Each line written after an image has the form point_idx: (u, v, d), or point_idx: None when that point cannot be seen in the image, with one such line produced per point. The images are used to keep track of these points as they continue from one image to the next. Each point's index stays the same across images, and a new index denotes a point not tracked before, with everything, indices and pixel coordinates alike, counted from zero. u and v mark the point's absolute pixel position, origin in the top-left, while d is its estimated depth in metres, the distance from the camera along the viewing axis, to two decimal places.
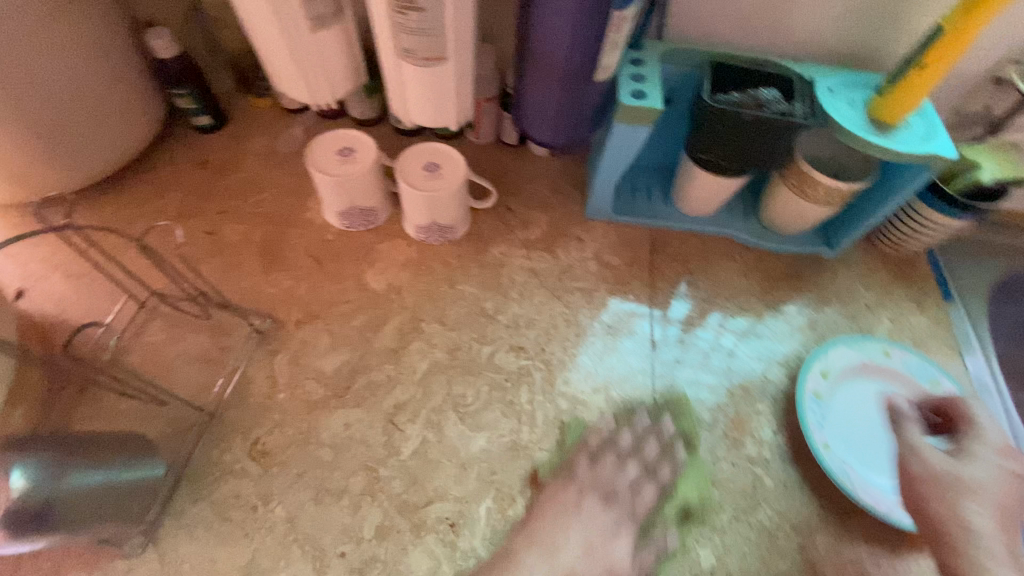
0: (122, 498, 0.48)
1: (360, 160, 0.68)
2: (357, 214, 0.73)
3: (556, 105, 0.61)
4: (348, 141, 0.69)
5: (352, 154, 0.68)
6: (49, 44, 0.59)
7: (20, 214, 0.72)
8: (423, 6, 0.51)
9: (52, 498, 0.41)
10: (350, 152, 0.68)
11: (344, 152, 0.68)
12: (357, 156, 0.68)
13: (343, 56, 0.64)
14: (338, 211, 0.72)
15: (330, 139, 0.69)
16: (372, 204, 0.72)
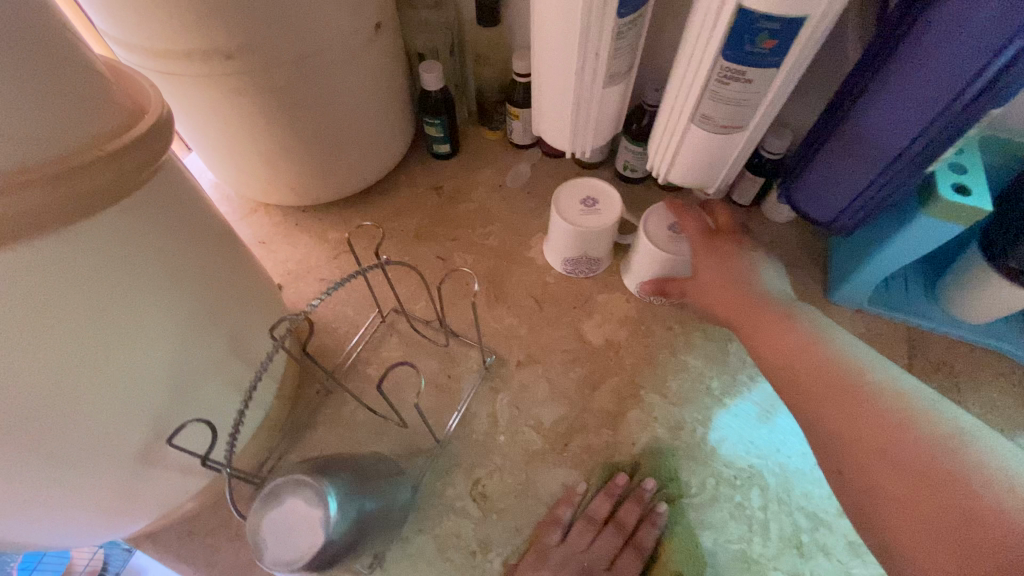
0: (387, 524, 0.48)
1: (605, 212, 0.67)
2: (582, 262, 0.72)
3: (856, 188, 0.55)
4: (591, 190, 0.68)
5: (600, 206, 0.67)
6: (353, 75, 0.65)
7: (282, 216, 0.81)
8: (751, 78, 0.48)
9: (357, 525, 0.41)
10: (594, 203, 0.67)
11: (588, 202, 0.68)
12: (603, 209, 0.67)
13: (614, 109, 0.63)
14: (566, 258, 0.71)
15: (576, 187, 0.69)
16: (599, 255, 0.71)
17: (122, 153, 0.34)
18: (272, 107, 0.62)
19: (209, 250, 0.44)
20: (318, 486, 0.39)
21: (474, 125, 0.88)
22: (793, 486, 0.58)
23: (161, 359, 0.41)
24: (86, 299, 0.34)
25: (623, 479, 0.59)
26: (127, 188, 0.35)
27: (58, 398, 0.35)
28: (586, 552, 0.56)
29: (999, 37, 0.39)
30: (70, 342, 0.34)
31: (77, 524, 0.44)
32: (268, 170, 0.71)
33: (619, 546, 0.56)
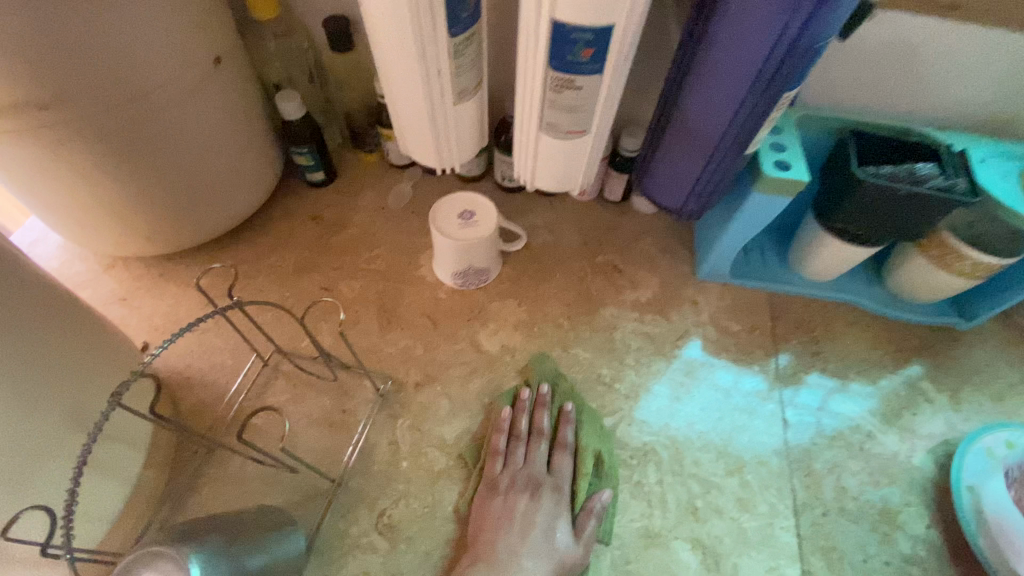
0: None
1: (482, 223, 0.68)
2: (471, 274, 0.72)
3: (693, 175, 0.60)
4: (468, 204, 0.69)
5: (477, 217, 0.68)
6: (198, 112, 0.61)
7: (146, 267, 0.75)
8: (581, 85, 0.51)
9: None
10: (472, 215, 0.68)
11: (466, 214, 0.68)
12: (482, 220, 0.68)
13: (474, 123, 0.65)
14: (454, 272, 0.72)
15: (453, 201, 0.69)
16: (486, 264, 0.72)
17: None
18: (108, 154, 0.57)
19: (32, 320, 0.40)
20: (179, 556, 0.36)
21: (350, 150, 0.87)
22: (685, 456, 0.62)
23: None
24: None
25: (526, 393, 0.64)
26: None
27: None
28: (525, 466, 0.59)
29: (771, 28, 0.45)
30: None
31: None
32: (118, 221, 0.66)
33: (547, 450, 0.60)
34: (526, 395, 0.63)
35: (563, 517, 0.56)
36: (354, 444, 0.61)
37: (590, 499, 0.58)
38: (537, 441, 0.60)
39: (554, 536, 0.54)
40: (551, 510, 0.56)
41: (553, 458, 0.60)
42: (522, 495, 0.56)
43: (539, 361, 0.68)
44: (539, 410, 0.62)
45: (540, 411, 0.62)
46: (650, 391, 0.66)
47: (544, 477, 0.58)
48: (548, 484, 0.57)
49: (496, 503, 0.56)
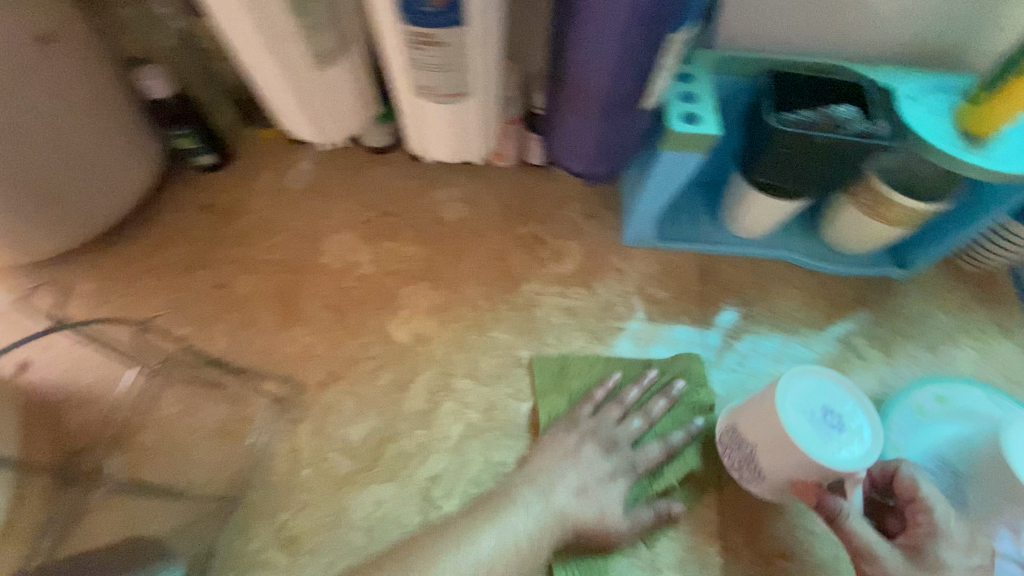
0: None
1: (835, 449, 0.46)
2: (745, 460, 0.52)
3: (593, 138, 0.54)
4: (859, 423, 0.48)
5: (853, 440, 0.47)
6: (28, 99, 0.53)
7: (26, 275, 0.69)
8: (443, 40, 0.45)
9: None
10: (842, 425, 0.47)
11: (830, 417, 0.47)
12: (862, 458, 0.46)
13: (350, 88, 0.58)
14: (732, 433, 0.53)
15: (813, 384, 0.49)
16: (775, 475, 0.50)
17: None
18: None
19: None
20: None
21: (245, 127, 0.79)
22: None
23: None
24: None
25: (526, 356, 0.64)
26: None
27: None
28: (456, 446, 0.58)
29: None
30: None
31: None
32: None
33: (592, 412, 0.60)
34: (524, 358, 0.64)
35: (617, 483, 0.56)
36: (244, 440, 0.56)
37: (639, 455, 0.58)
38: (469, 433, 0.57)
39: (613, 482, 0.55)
40: (592, 462, 0.56)
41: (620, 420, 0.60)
42: (576, 437, 0.57)
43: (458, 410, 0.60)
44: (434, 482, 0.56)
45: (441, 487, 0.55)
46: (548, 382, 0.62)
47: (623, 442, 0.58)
48: (587, 431, 0.58)
49: (566, 443, 0.57)
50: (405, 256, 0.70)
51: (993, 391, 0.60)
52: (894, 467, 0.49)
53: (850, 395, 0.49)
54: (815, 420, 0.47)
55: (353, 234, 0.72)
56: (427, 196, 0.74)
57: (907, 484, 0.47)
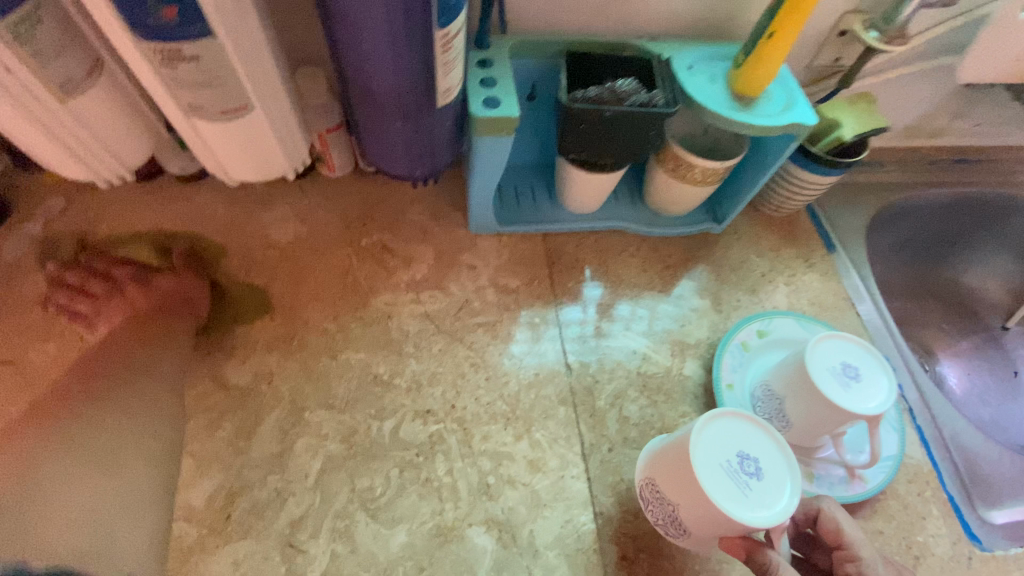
0: None
1: (755, 503, 0.45)
2: (670, 518, 0.50)
3: (401, 138, 0.53)
4: (775, 469, 0.47)
5: (769, 488, 0.46)
6: None
7: None
8: (194, 54, 0.40)
9: None
10: (758, 474, 0.46)
11: (745, 466, 0.47)
12: (784, 508, 0.45)
13: (119, 117, 0.52)
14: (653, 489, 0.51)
15: (727, 432, 0.48)
16: (700, 531, 0.48)
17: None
18: None
19: None
20: None
21: (21, 174, 0.68)
22: (471, 433, 0.59)
23: None
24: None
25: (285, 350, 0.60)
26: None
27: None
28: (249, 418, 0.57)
29: None
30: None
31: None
32: None
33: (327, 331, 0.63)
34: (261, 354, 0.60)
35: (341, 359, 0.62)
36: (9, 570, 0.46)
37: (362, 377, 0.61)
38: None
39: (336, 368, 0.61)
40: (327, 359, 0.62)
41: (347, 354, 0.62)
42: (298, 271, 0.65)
43: (314, 442, 0.57)
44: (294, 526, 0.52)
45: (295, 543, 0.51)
46: (406, 390, 0.61)
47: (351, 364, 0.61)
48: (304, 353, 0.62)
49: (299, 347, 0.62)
50: (236, 290, 0.65)
51: (799, 318, 0.69)
52: (815, 511, 0.52)
53: (760, 436, 0.49)
54: (730, 475, 0.46)
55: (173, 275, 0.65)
56: (254, 219, 0.70)
57: (830, 528, 0.50)
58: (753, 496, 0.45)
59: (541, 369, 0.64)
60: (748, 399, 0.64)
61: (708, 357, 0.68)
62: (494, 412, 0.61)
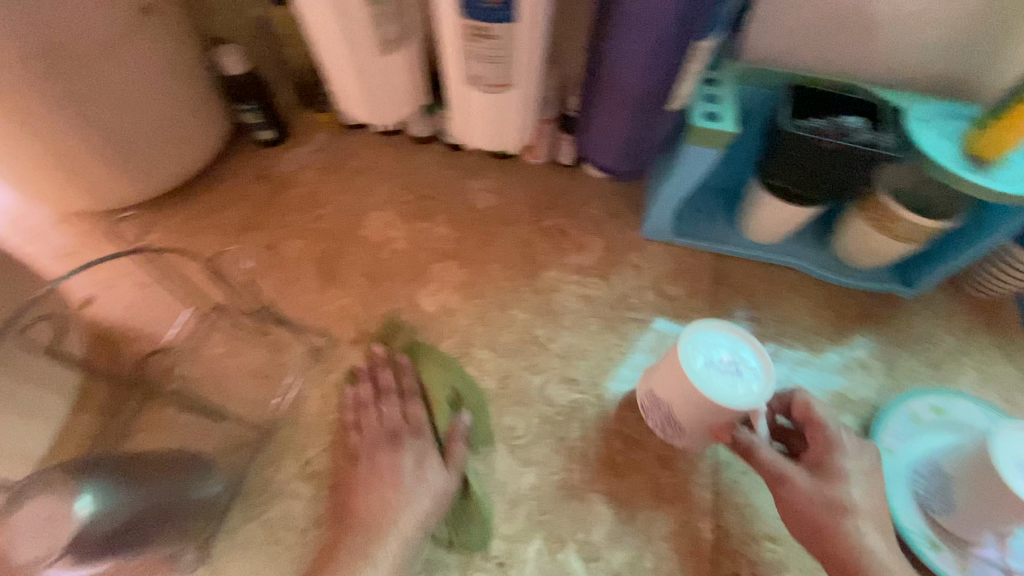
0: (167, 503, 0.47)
1: (742, 388, 0.49)
2: (666, 419, 0.56)
3: (621, 133, 0.60)
4: (730, 375, 0.50)
5: (751, 387, 0.49)
6: (126, 65, 0.61)
7: (97, 222, 0.76)
8: (497, 34, 0.50)
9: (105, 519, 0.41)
10: (733, 370, 0.50)
11: (728, 366, 0.50)
12: (761, 395, 0.49)
13: (405, 79, 0.64)
14: (652, 400, 0.56)
15: (705, 338, 0.51)
16: (691, 428, 0.54)
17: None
18: (36, 104, 0.58)
19: None
20: (70, 490, 0.40)
21: (300, 110, 0.86)
22: (611, 412, 0.63)
23: None
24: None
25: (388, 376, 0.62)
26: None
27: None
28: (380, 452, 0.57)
29: None
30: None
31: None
32: (58, 173, 0.66)
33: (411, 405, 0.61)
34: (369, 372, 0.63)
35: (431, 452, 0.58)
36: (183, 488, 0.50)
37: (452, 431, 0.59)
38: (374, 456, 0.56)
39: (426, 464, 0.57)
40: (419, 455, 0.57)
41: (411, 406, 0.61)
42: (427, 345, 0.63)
43: (475, 377, 0.64)
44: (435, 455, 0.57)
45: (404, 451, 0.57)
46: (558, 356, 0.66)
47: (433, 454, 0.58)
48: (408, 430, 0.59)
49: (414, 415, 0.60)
50: (437, 236, 0.76)
51: (988, 407, 0.63)
52: (791, 397, 0.55)
53: (723, 329, 0.52)
54: (721, 374, 0.49)
55: (393, 212, 0.78)
56: (461, 182, 0.81)
57: (802, 409, 0.53)
58: (738, 391, 0.49)
59: None
60: (906, 471, 0.60)
61: (868, 417, 0.66)
62: (636, 402, 0.64)
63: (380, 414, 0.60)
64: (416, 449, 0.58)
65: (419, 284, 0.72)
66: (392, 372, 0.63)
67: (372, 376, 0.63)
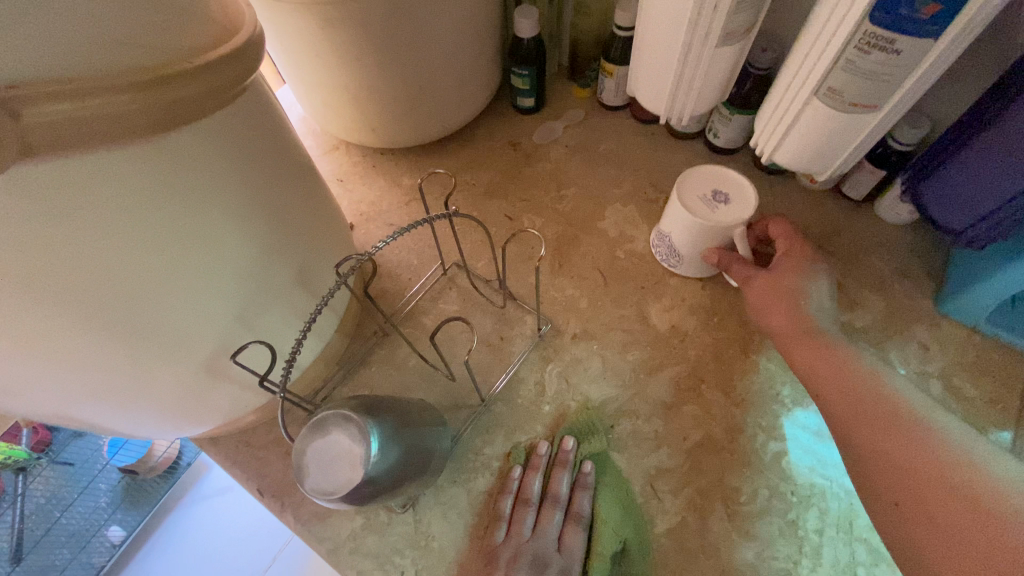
0: (421, 460, 0.46)
1: (724, 214, 0.59)
2: (670, 250, 0.65)
3: (1006, 192, 0.49)
4: (740, 198, 0.59)
5: (737, 210, 0.59)
6: (447, 16, 0.62)
7: (361, 155, 0.81)
8: (900, 48, 0.41)
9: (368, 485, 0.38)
10: (726, 201, 0.60)
11: (716, 196, 0.60)
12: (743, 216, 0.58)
13: (722, 74, 0.57)
14: (658, 232, 0.66)
15: (706, 177, 0.61)
16: (689, 255, 0.64)
17: (184, 78, 0.33)
18: (365, 42, 0.60)
19: (293, 200, 0.46)
20: (363, 426, 0.39)
21: (563, 82, 0.83)
22: (858, 514, 0.53)
23: (219, 287, 0.42)
24: (135, 192, 0.33)
25: (544, 447, 0.57)
26: (192, 114, 0.34)
27: (149, 293, 0.38)
28: (532, 539, 0.51)
29: None
30: (143, 251, 0.35)
31: (136, 407, 0.46)
32: (350, 107, 0.70)
33: (560, 522, 0.53)
34: (542, 451, 0.56)
35: None
36: (422, 450, 0.46)
37: None
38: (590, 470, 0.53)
39: None
40: None
41: (563, 530, 0.52)
42: None
43: (700, 417, 0.58)
44: (579, 491, 0.54)
45: (557, 472, 0.55)
46: (804, 427, 0.57)
47: (552, 555, 0.50)
48: (554, 566, 0.50)
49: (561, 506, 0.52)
50: None
51: None
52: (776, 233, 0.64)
53: (726, 177, 0.61)
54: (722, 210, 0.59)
55: (636, 209, 0.73)
56: None
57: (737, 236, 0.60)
58: (728, 215, 0.59)
59: None
60: None
61: None
62: None
63: (537, 529, 0.52)
64: None
65: (653, 294, 0.66)
66: (569, 482, 0.55)
67: (545, 474, 0.56)
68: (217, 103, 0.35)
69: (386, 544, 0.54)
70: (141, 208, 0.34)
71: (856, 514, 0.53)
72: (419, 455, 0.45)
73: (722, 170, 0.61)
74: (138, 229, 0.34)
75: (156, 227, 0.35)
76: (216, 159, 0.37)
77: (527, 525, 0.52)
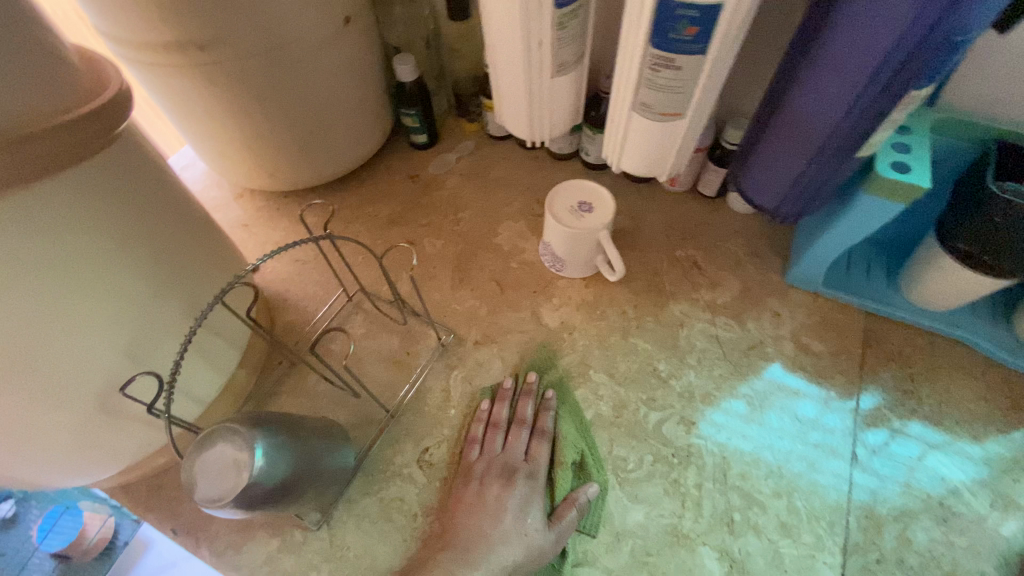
0: (316, 468, 0.49)
1: (590, 222, 0.66)
2: (552, 256, 0.72)
3: (796, 172, 0.59)
4: (601, 207, 0.67)
5: (599, 218, 0.66)
6: (325, 68, 0.68)
7: (266, 201, 0.85)
8: (681, 65, 0.50)
9: (257, 490, 0.41)
10: (590, 210, 0.67)
11: (582, 207, 0.67)
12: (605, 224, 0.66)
13: (568, 99, 0.65)
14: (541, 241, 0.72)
15: (573, 190, 0.68)
16: (568, 260, 0.71)
17: (45, 133, 0.37)
18: (248, 95, 0.66)
19: (175, 241, 0.50)
20: (250, 435, 0.42)
21: (453, 118, 0.92)
22: (731, 466, 0.60)
23: (102, 327, 0.45)
24: (1, 242, 0.36)
25: (511, 382, 0.65)
26: (57, 164, 0.38)
27: (28, 336, 0.40)
28: (503, 452, 0.59)
29: (893, 30, 0.44)
30: (19, 297, 0.38)
31: (28, 455, 0.47)
32: (247, 156, 0.75)
33: (528, 438, 0.60)
34: (509, 384, 0.64)
35: (538, 504, 0.56)
36: (318, 460, 0.49)
37: (575, 492, 0.57)
38: (517, 429, 0.61)
39: (527, 517, 0.55)
40: (524, 496, 0.56)
41: (531, 444, 0.60)
42: (495, 483, 0.57)
43: (589, 401, 0.64)
44: (543, 412, 0.62)
45: (524, 399, 0.63)
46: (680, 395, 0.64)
47: (520, 463, 0.58)
48: (523, 471, 0.58)
49: (469, 491, 0.57)
50: None
51: None
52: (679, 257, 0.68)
53: (589, 188, 0.68)
54: (588, 218, 0.67)
55: (526, 223, 0.81)
56: None
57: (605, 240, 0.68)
58: (594, 224, 0.66)
59: (822, 444, 0.62)
60: None
61: None
62: (758, 459, 0.60)
63: (506, 445, 0.60)
64: (529, 491, 0.56)
65: (544, 297, 0.73)
66: (534, 406, 0.63)
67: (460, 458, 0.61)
68: (83, 153, 0.39)
69: (304, 562, 0.56)
70: (10, 256, 0.37)
71: (729, 466, 0.60)
72: (313, 464, 0.48)
73: (585, 183, 0.68)
74: (8, 278, 0.37)
75: (28, 274, 0.38)
76: (86, 207, 0.41)
77: (498, 442, 0.60)
